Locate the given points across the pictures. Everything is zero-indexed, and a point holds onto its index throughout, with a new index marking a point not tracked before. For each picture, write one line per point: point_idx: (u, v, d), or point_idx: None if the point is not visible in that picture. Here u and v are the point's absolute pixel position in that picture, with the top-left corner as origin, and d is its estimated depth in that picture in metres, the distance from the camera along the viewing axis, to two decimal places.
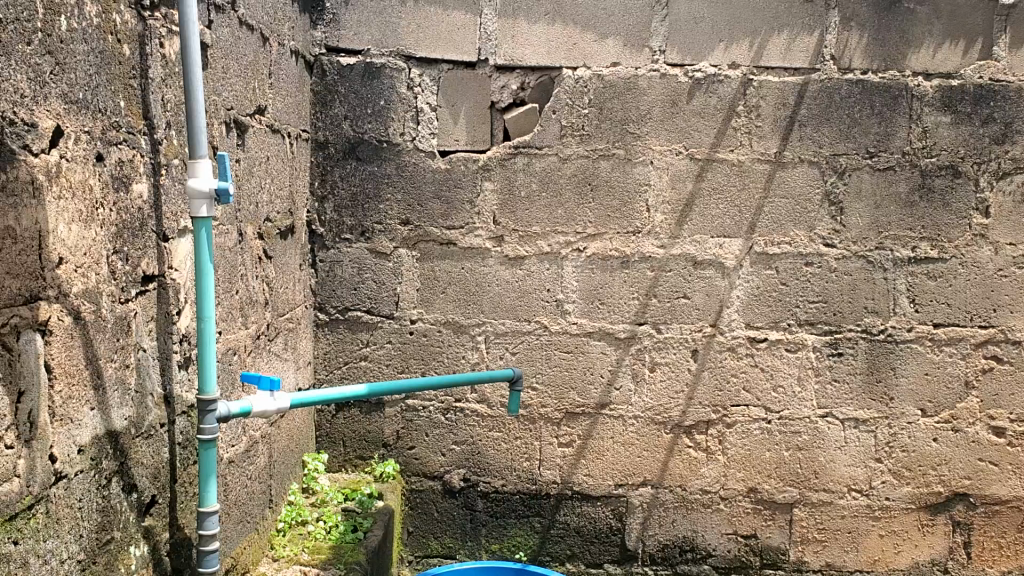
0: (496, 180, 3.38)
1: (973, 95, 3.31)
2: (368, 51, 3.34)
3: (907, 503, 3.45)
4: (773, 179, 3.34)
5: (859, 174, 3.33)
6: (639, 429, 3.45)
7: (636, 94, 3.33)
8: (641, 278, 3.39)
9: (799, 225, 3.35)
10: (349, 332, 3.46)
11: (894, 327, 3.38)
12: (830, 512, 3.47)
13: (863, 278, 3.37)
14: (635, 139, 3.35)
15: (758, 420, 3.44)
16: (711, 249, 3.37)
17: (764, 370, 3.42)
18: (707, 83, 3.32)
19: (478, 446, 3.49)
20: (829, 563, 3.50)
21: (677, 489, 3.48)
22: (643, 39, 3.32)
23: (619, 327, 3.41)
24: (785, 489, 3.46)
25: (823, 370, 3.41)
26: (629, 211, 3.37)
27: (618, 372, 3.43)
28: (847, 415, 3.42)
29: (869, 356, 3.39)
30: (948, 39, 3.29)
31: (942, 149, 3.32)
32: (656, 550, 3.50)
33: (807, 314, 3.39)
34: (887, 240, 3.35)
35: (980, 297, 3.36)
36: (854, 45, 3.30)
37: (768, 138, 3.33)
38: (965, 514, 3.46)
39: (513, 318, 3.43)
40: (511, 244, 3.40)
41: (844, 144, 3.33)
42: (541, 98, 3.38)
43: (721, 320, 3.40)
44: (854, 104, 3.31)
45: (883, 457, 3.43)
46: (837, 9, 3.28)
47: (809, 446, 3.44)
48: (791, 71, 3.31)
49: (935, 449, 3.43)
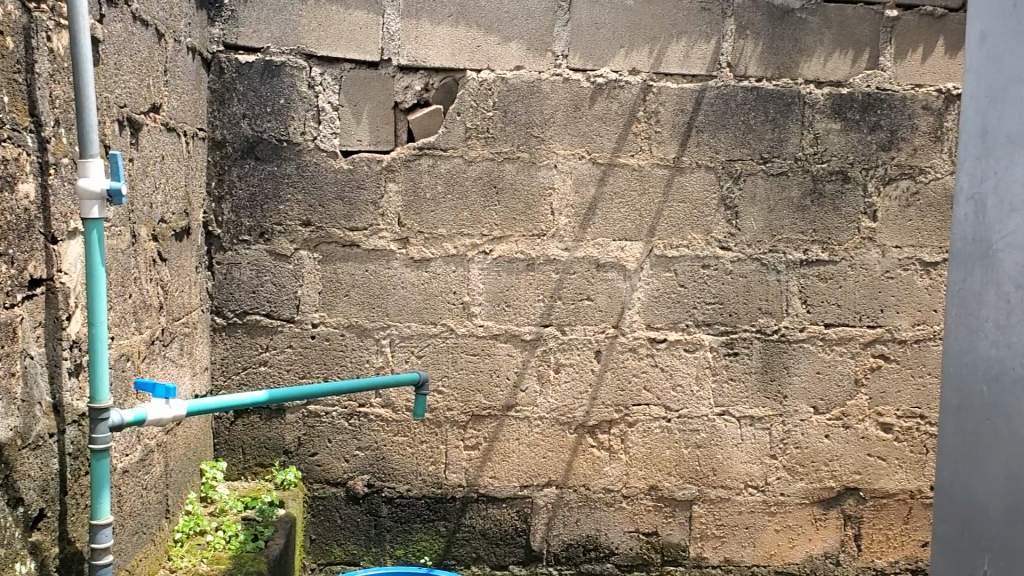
0: (400, 181, 3.35)
1: (862, 102, 3.43)
2: (267, 49, 3.28)
3: (801, 498, 3.56)
4: (671, 184, 3.40)
5: (754, 179, 3.42)
6: (544, 430, 3.47)
7: (540, 98, 3.35)
8: (546, 280, 3.41)
9: (696, 228, 3.43)
10: (248, 337, 3.38)
11: (787, 327, 3.48)
12: (727, 507, 3.55)
13: (757, 279, 3.46)
14: (539, 142, 3.37)
15: (659, 419, 3.49)
16: (613, 252, 3.41)
17: (665, 370, 3.48)
18: (610, 87, 3.36)
19: (382, 452, 3.46)
20: (728, 559, 3.58)
21: (581, 488, 3.51)
22: (546, 43, 3.34)
23: (525, 328, 3.43)
24: (685, 486, 3.53)
25: (720, 369, 3.49)
26: (534, 214, 3.39)
27: (524, 374, 3.45)
28: (743, 413, 3.51)
29: (763, 355, 3.49)
30: (837, 48, 3.41)
31: (832, 155, 3.44)
32: (560, 549, 3.53)
33: (704, 315, 3.46)
34: (780, 242, 3.45)
35: (869, 298, 3.49)
36: (749, 53, 3.39)
37: (667, 144, 3.39)
38: (855, 508, 3.58)
39: (418, 321, 3.40)
40: (416, 246, 3.37)
41: (739, 150, 3.41)
42: (445, 100, 3.37)
43: (623, 321, 3.44)
44: (749, 111, 3.40)
45: (778, 454, 3.53)
46: (733, 17, 3.37)
47: (708, 443, 3.51)
48: (689, 78, 3.38)
49: (827, 445, 3.54)
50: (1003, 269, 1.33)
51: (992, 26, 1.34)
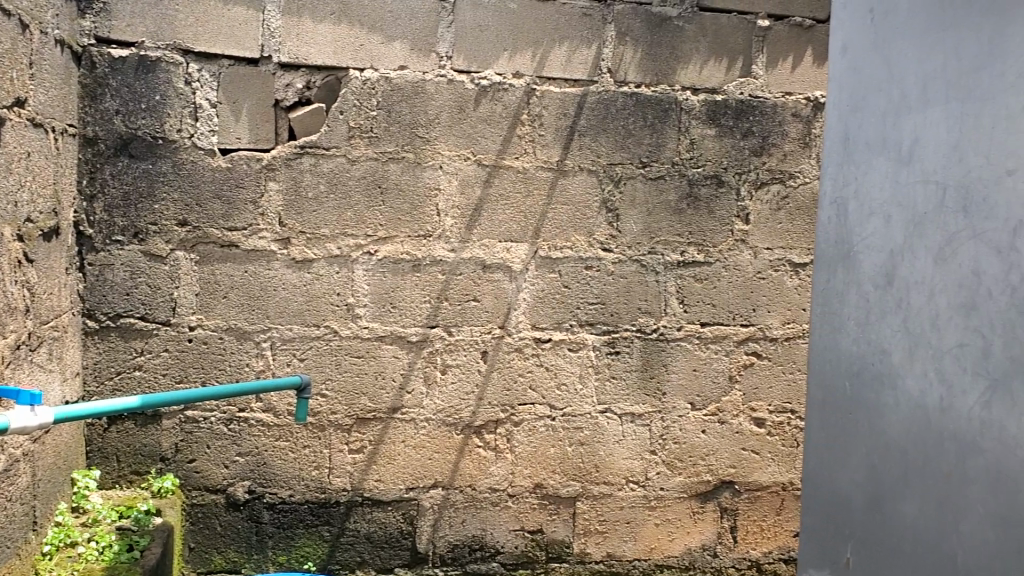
0: (281, 180, 3.30)
1: (735, 109, 3.55)
2: (141, 43, 3.17)
3: (680, 492, 3.66)
4: (555, 186, 3.45)
5: (634, 182, 3.50)
6: (430, 431, 3.47)
7: (424, 99, 3.35)
8: (431, 281, 3.41)
9: (579, 230, 3.49)
10: (122, 340, 3.27)
11: (665, 327, 3.58)
12: (609, 503, 3.62)
13: (637, 280, 3.54)
14: (424, 143, 3.36)
15: (543, 418, 3.54)
16: (498, 253, 3.44)
17: (549, 369, 3.52)
18: (494, 89, 3.39)
19: (263, 457, 3.39)
20: (610, 554, 3.64)
21: (466, 489, 3.52)
22: (430, 44, 3.34)
23: (411, 330, 3.42)
24: (569, 483, 3.58)
25: (602, 368, 3.55)
26: (419, 215, 3.38)
27: (409, 376, 3.44)
28: (624, 410, 3.58)
29: (643, 354, 3.57)
30: (712, 56, 3.52)
31: (708, 160, 3.55)
32: (445, 550, 3.53)
33: (587, 315, 3.52)
34: (659, 244, 3.55)
35: (743, 297, 3.62)
36: (628, 59, 3.46)
37: (551, 147, 3.44)
38: (731, 500, 3.70)
39: (301, 323, 3.35)
40: (298, 246, 3.32)
41: (620, 154, 3.49)
42: (328, 98, 3.33)
43: (508, 321, 3.47)
44: (629, 116, 3.48)
45: (657, 449, 3.62)
46: (613, 24, 3.44)
47: (590, 440, 3.58)
48: (571, 82, 3.44)
49: (704, 440, 3.65)
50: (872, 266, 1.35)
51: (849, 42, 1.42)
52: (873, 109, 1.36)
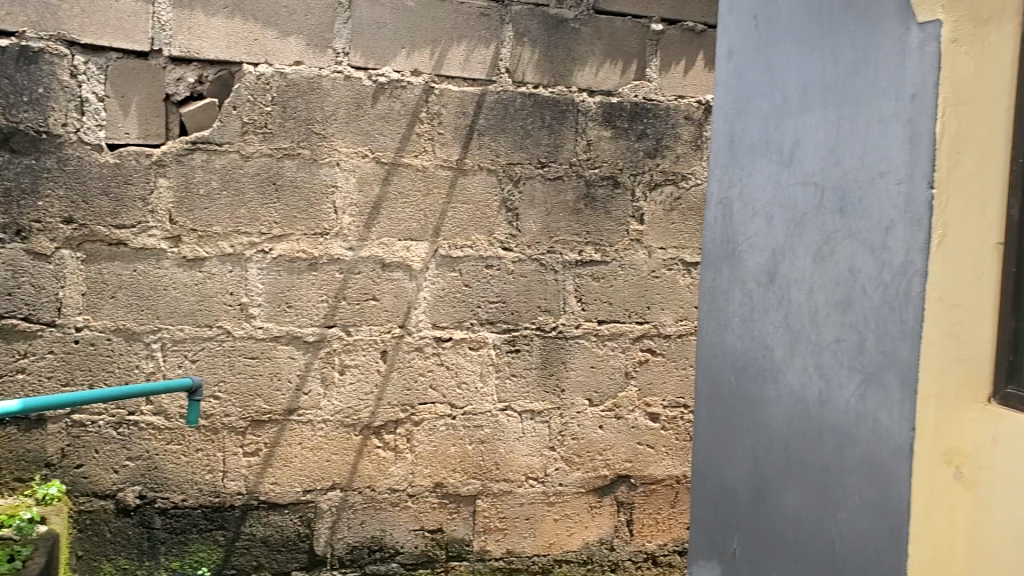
0: (172, 177, 3.21)
1: (630, 111, 3.62)
2: (23, 33, 3.05)
3: (578, 487, 3.70)
4: (454, 185, 3.45)
5: (532, 183, 3.53)
6: (328, 433, 3.42)
7: (320, 95, 3.30)
8: (329, 281, 3.36)
9: (478, 229, 3.49)
10: (3, 342, 3.13)
11: (564, 325, 3.62)
12: (509, 500, 3.63)
13: (536, 279, 3.57)
14: (320, 139, 3.32)
15: (444, 417, 3.53)
16: (397, 252, 3.42)
17: (449, 369, 3.52)
18: (392, 87, 3.36)
19: (155, 461, 3.30)
20: (510, 550, 3.66)
21: (366, 490, 3.48)
22: (326, 40, 3.30)
23: (308, 330, 3.37)
24: (468, 481, 3.59)
25: (503, 366, 3.57)
26: (316, 213, 3.34)
27: (307, 377, 3.38)
28: (524, 407, 3.61)
29: (543, 352, 3.60)
30: (608, 59, 3.57)
31: (604, 161, 3.61)
32: (344, 552, 3.49)
33: (487, 314, 3.53)
34: (557, 244, 3.58)
35: (638, 296, 3.69)
36: (526, 60, 3.49)
37: (449, 145, 3.44)
38: (627, 494, 3.77)
39: (193, 323, 3.28)
40: (190, 245, 3.24)
41: (518, 154, 3.51)
42: (220, 93, 3.26)
43: (408, 321, 3.45)
44: (526, 116, 3.51)
45: (556, 445, 3.66)
46: (510, 24, 3.46)
47: (490, 438, 3.59)
48: (469, 81, 3.45)
49: (601, 435, 3.71)
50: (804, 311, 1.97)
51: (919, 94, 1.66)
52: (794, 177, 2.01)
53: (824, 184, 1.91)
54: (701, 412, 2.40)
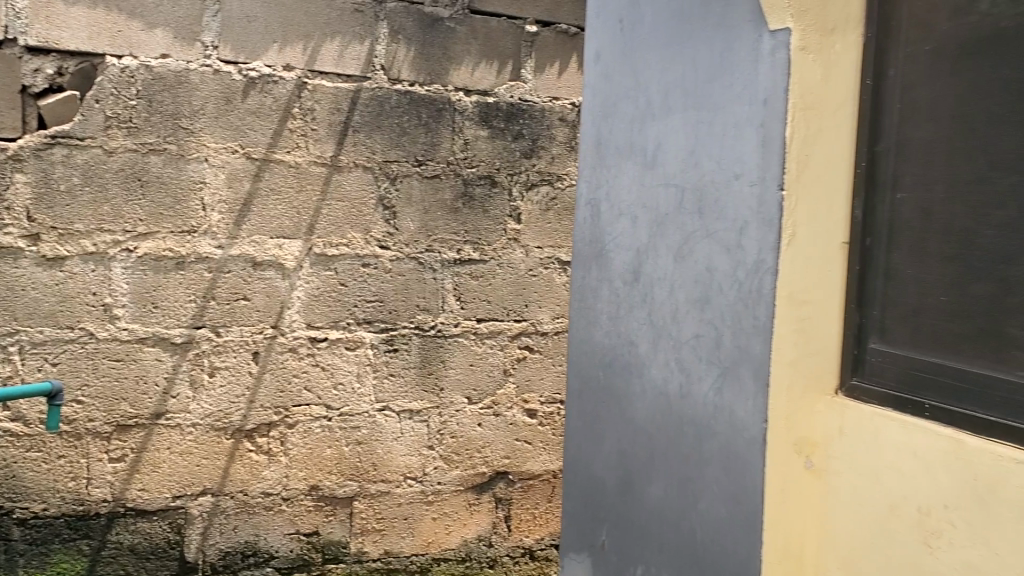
0: (30, 172, 3.03)
1: (506, 112, 3.61)
2: None
3: (456, 485, 3.68)
4: (329, 182, 3.36)
5: (409, 181, 3.47)
6: (198, 436, 3.30)
7: (188, 89, 3.17)
8: (198, 280, 3.24)
9: (355, 228, 3.41)
10: None
11: (443, 323, 3.58)
12: (386, 501, 3.58)
13: (414, 277, 3.52)
14: (188, 135, 3.19)
15: (319, 418, 3.45)
16: (270, 250, 3.31)
17: (324, 369, 3.43)
18: (263, 82, 3.26)
19: (13, 470, 3.12)
20: (388, 551, 3.61)
21: (239, 494, 3.38)
22: (193, 33, 3.17)
23: (177, 331, 3.23)
24: (345, 483, 3.51)
25: (380, 366, 3.50)
26: (183, 210, 3.21)
27: (175, 379, 3.25)
28: (402, 407, 3.55)
29: (421, 351, 3.55)
30: (483, 58, 3.56)
31: (480, 160, 3.59)
32: (216, 558, 3.38)
33: (364, 314, 3.46)
34: (435, 242, 3.54)
35: (515, 294, 3.68)
36: (401, 58, 3.44)
37: (324, 142, 3.35)
38: (505, 491, 3.77)
39: (53, 326, 3.10)
40: (49, 244, 3.06)
41: (394, 152, 3.45)
42: (81, 86, 3.08)
43: (281, 321, 3.35)
44: (402, 114, 3.45)
45: (435, 445, 3.62)
46: (385, 21, 3.40)
47: (367, 440, 3.52)
48: (344, 78, 3.37)
49: (479, 433, 3.69)
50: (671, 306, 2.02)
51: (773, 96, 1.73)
52: (656, 177, 2.07)
53: (684, 185, 1.97)
54: (571, 408, 2.44)
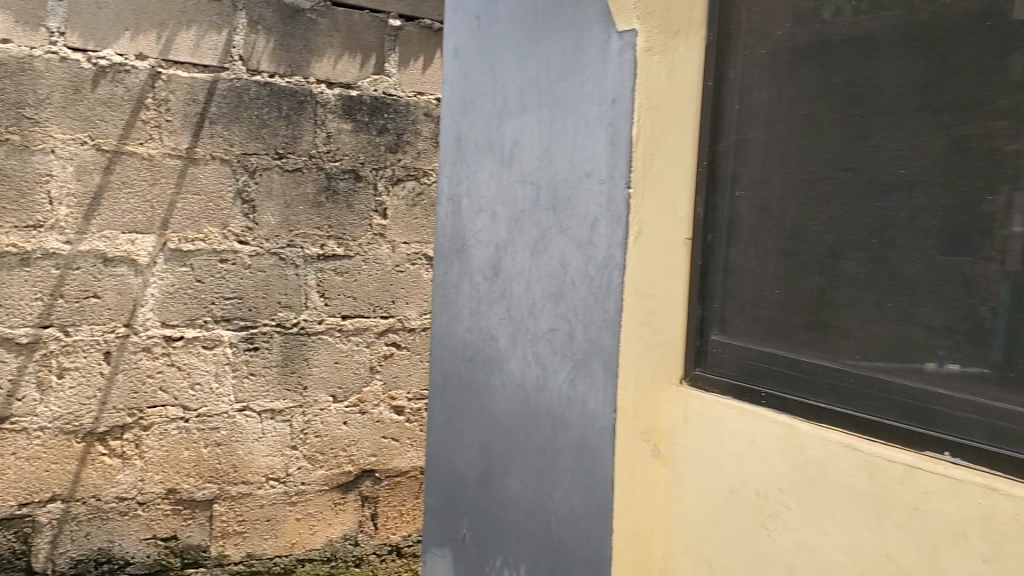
0: None
1: (370, 105, 3.56)
2: None
3: (321, 485, 3.62)
4: (184, 175, 3.25)
5: (269, 174, 3.39)
6: (46, 441, 3.14)
7: (32, 77, 3.01)
8: (45, 277, 3.08)
9: (212, 222, 3.31)
10: None
11: (306, 321, 3.50)
12: (248, 503, 3.50)
13: (275, 274, 3.43)
14: (33, 124, 3.03)
15: (175, 420, 3.33)
16: (122, 246, 3.18)
17: (181, 369, 3.32)
18: (114, 71, 3.12)
19: None
20: (250, 553, 3.53)
21: (90, 500, 3.24)
22: (38, 18, 3.00)
23: (21, 331, 3.07)
24: (205, 485, 3.41)
25: (240, 365, 3.40)
26: (28, 204, 3.04)
27: (20, 382, 3.08)
28: (264, 407, 3.46)
29: (283, 348, 3.47)
30: (346, 51, 3.50)
31: (344, 154, 3.53)
32: (67, 567, 3.24)
33: (222, 311, 3.35)
34: (297, 237, 3.46)
35: (381, 290, 3.64)
36: (261, 48, 3.34)
37: (179, 133, 3.23)
38: (371, 488, 3.73)
39: None
40: None
41: (254, 145, 3.36)
42: None
43: (135, 319, 3.22)
44: (262, 106, 3.36)
45: (298, 444, 3.55)
46: (244, 11, 3.31)
47: (227, 441, 3.42)
48: (200, 68, 3.26)
49: (345, 431, 3.64)
50: (527, 301, 2.05)
51: (620, 95, 1.77)
52: (513, 174, 2.09)
53: (539, 182, 2.00)
54: (433, 403, 2.44)
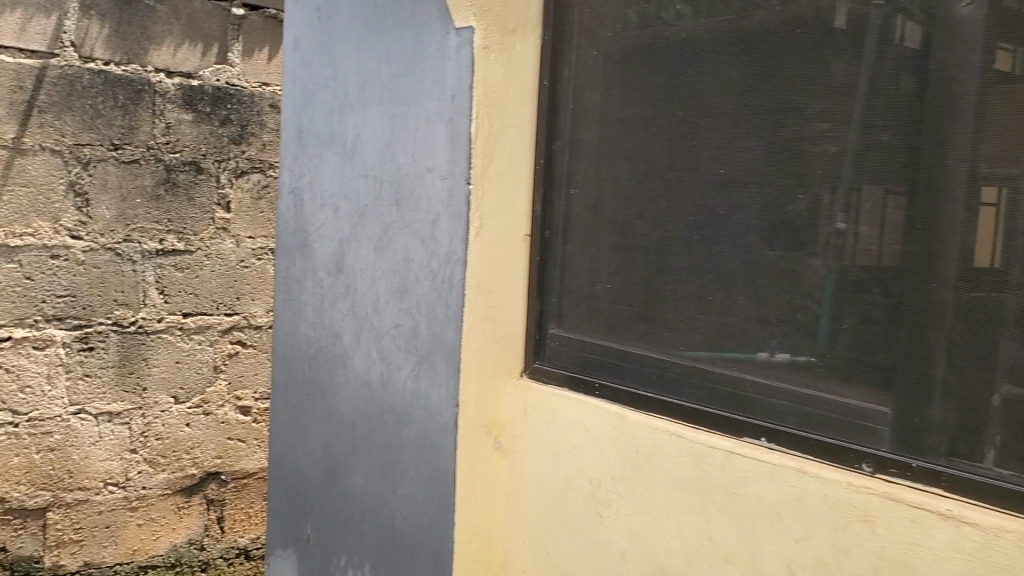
0: None
1: (212, 96, 3.45)
2: None
3: (164, 489, 3.47)
4: (10, 166, 3.06)
5: (104, 165, 3.24)
6: None
7: None
8: None
9: (42, 216, 3.13)
10: None
11: (145, 318, 3.36)
12: (85, 510, 3.33)
13: (111, 270, 3.28)
14: None
15: (4, 425, 3.13)
16: None
17: (9, 372, 3.12)
18: None
19: None
20: (88, 563, 3.37)
21: None
22: None
23: None
24: (37, 494, 3.23)
25: (74, 367, 3.23)
26: None
27: None
28: (100, 410, 3.29)
29: (120, 348, 3.31)
30: (186, 39, 3.38)
31: (185, 145, 3.40)
32: None
33: (54, 310, 3.18)
34: (135, 232, 3.31)
35: (224, 286, 3.52)
36: (94, 35, 3.19)
37: (4, 122, 3.05)
38: (217, 491, 3.62)
39: None
40: None
41: (87, 135, 3.20)
42: None
43: None
44: (96, 95, 3.20)
45: (139, 448, 3.39)
46: None
47: (61, 446, 3.23)
48: (28, 54, 3.08)
49: (188, 433, 3.50)
50: (371, 297, 2.04)
51: (460, 91, 1.77)
52: (355, 169, 2.07)
53: (381, 177, 1.99)
54: (276, 401, 2.40)
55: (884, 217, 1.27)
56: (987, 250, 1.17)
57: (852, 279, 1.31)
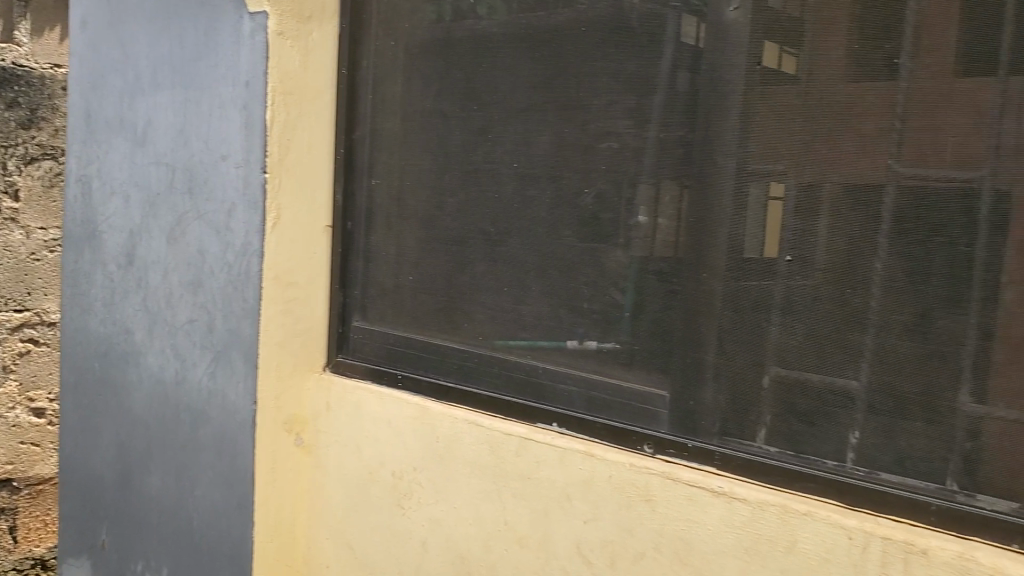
0: None
1: None
2: None
3: None
4: None
5: None
6: None
7: None
8: None
9: None
10: None
11: None
12: None
13: None
14: None
15: None
16: None
17: None
18: None
19: None
20: None
21: None
22: None
23: None
24: None
25: None
26: None
27: None
28: None
29: None
30: None
31: None
32: None
33: None
34: None
35: (12, 280, 2.85)
36: None
37: None
38: (8, 500, 2.95)
39: None
40: None
41: None
42: None
43: None
44: None
45: None
46: None
47: None
48: None
49: None
50: (166, 290, 1.95)
51: (254, 77, 1.71)
52: (147, 156, 1.98)
53: (174, 165, 1.91)
54: (67, 401, 2.27)
55: (679, 210, 1.31)
56: (774, 238, 1.22)
57: (654, 270, 1.34)
